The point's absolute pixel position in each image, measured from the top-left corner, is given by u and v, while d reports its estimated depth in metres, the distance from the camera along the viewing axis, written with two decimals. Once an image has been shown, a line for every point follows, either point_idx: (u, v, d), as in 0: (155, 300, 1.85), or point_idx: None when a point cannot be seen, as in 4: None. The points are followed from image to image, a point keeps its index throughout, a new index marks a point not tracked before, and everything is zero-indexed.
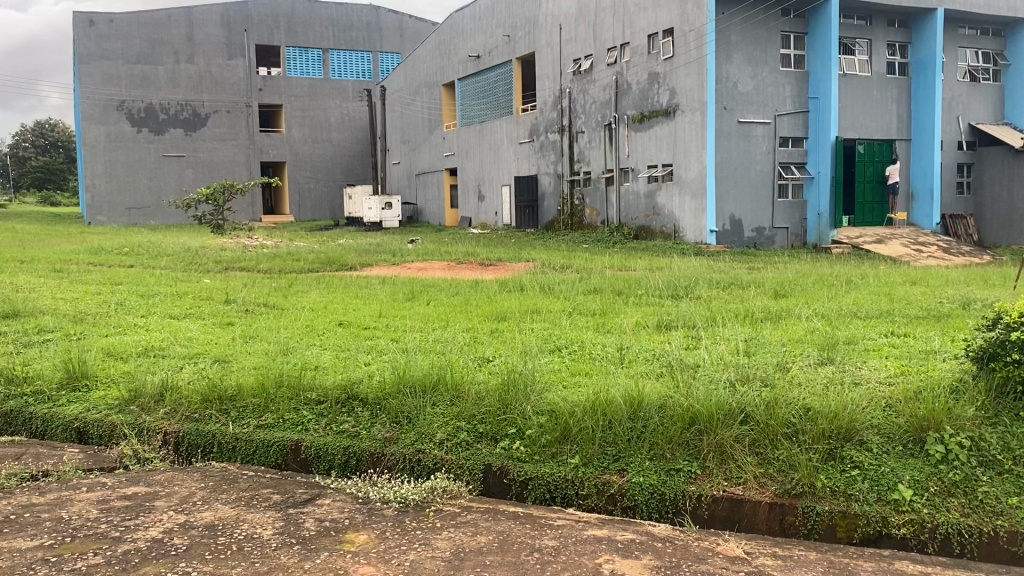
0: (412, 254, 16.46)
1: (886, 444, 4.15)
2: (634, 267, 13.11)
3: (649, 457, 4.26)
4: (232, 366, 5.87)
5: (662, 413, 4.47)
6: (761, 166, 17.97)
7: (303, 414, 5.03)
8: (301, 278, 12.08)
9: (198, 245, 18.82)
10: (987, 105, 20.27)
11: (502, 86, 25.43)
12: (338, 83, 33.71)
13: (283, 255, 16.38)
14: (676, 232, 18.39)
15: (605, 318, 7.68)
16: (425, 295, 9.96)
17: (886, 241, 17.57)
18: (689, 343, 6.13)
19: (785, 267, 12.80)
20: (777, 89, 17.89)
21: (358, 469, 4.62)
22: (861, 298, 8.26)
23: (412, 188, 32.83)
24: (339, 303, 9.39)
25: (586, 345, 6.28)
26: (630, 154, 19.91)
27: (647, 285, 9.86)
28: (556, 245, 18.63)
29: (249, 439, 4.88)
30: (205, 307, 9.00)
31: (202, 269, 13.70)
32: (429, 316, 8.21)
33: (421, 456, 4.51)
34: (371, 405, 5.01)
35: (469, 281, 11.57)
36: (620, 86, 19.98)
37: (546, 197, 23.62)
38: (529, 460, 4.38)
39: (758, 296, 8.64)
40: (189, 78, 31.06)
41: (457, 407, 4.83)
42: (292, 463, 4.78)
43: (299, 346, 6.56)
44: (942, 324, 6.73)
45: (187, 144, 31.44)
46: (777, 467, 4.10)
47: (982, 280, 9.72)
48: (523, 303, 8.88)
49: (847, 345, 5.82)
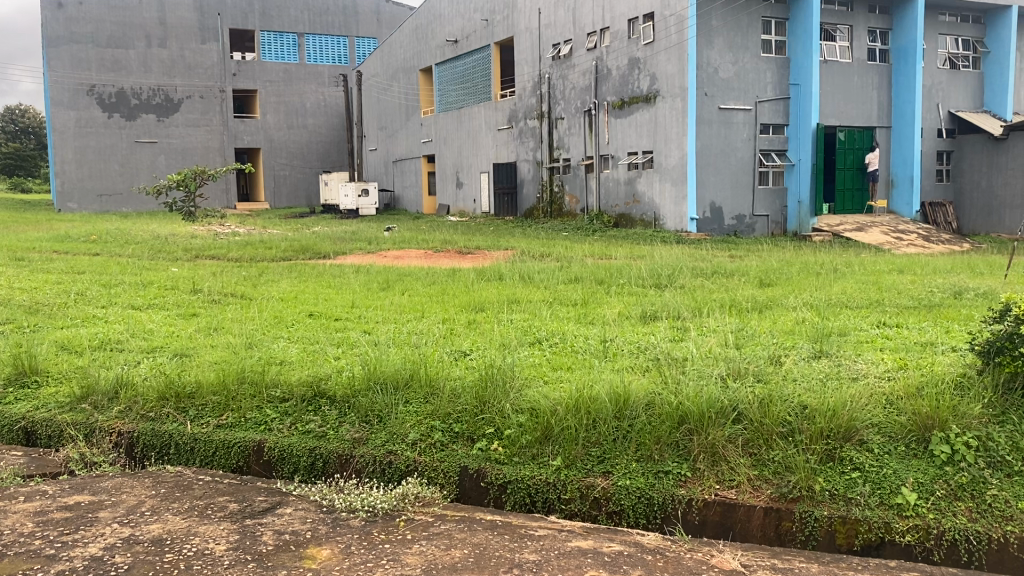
0: (388, 242, 16.10)
1: (888, 444, 3.91)
2: (615, 255, 12.84)
3: (635, 459, 3.99)
4: (191, 361, 5.51)
5: (650, 411, 4.18)
6: (741, 153, 17.73)
7: (266, 413, 4.71)
8: (272, 267, 11.68)
9: (168, 232, 18.33)
10: (966, 92, 20.15)
11: (479, 72, 25.03)
12: (313, 68, 33.11)
13: (255, 243, 15.93)
14: (657, 220, 18.16)
15: (587, 308, 7.42)
16: (400, 285, 9.64)
17: (866, 229, 17.45)
18: (675, 335, 5.86)
19: (768, 254, 12.60)
20: (758, 75, 17.65)
21: (324, 472, 4.33)
22: (847, 288, 8.01)
23: (389, 175, 32.39)
24: (310, 292, 9.05)
25: (568, 337, 6.01)
26: (610, 141, 19.62)
27: (630, 273, 9.60)
28: (535, 233, 18.37)
29: (208, 440, 4.58)
30: (171, 297, 8.63)
31: (170, 257, 13.24)
32: (404, 307, 7.88)
33: (392, 459, 4.22)
34: (339, 403, 4.70)
35: (446, 270, 11.22)
36: (600, 71, 19.67)
37: (525, 184, 23.31)
38: (508, 462, 4.09)
39: (744, 286, 8.38)
40: (162, 62, 30.39)
41: (432, 405, 4.52)
42: (254, 466, 4.49)
43: (264, 339, 6.22)
44: (933, 314, 6.51)
45: (159, 130, 30.73)
46: (772, 470, 3.84)
47: (969, 268, 9.55)
48: (502, 293, 8.58)
49: (840, 338, 5.59)
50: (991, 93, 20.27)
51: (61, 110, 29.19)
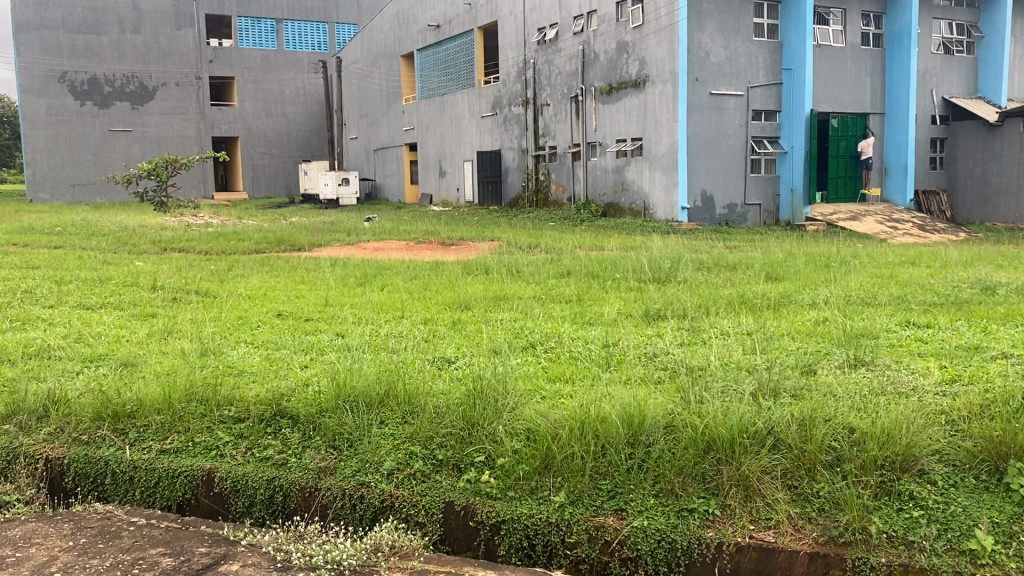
0: (367, 233, 15.37)
1: (954, 475, 3.28)
2: (607, 247, 12.21)
3: (653, 495, 3.36)
4: (136, 372, 4.80)
5: (670, 437, 3.53)
6: (733, 140, 17.09)
7: (218, 436, 4.04)
8: (242, 260, 10.95)
9: (137, 222, 17.53)
10: (960, 79, 19.59)
11: (463, 58, 24.26)
12: (292, 55, 32.22)
13: (229, 234, 15.19)
14: (646, 209, 17.56)
15: (583, 306, 6.79)
16: (379, 279, 8.96)
17: (860, 218, 16.90)
18: (686, 340, 5.21)
19: (768, 245, 11.97)
20: (750, 60, 17.01)
21: (286, 508, 3.73)
22: (861, 282, 7.40)
23: (370, 164, 31.58)
24: (280, 289, 8.34)
25: (565, 340, 5.38)
26: (597, 128, 18.96)
27: (626, 266, 8.95)
28: (521, 223, 17.73)
29: (149, 468, 3.94)
30: (128, 295, 7.90)
31: (137, 250, 12.50)
32: (383, 306, 7.19)
33: (364, 493, 3.61)
34: (303, 424, 4.02)
35: (428, 263, 10.54)
36: (587, 56, 18.98)
37: (510, 173, 22.68)
38: (501, 497, 3.46)
39: (751, 281, 7.76)
40: (136, 49, 29.40)
41: (411, 427, 3.86)
42: (203, 499, 3.87)
43: (224, 346, 5.55)
44: (965, 312, 5.93)
45: (134, 118, 29.68)
46: (818, 507, 3.22)
47: (985, 260, 8.94)
48: (490, 288, 7.94)
49: (870, 341, 5.02)
50: (986, 78, 19.72)
51: (32, 98, 28.19)
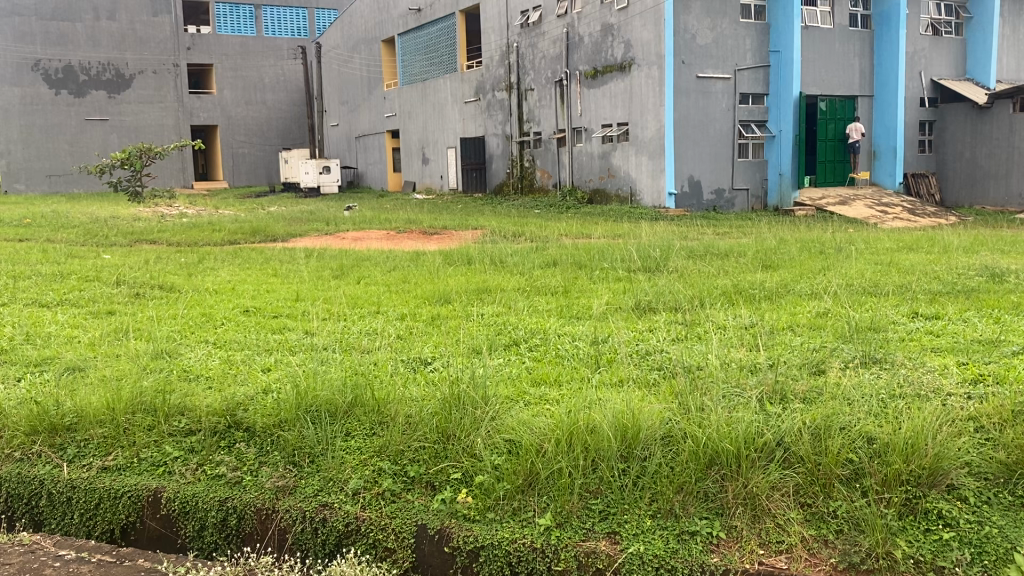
0: (347, 222, 14.94)
1: (987, 492, 2.91)
2: (594, 235, 11.83)
3: (650, 515, 2.98)
4: (85, 377, 4.40)
5: (670, 453, 3.15)
6: (720, 124, 16.70)
7: (166, 451, 3.64)
8: (214, 252, 10.50)
9: (110, 214, 16.96)
10: (949, 60, 19.21)
11: (444, 42, 23.75)
12: (271, 41, 31.58)
13: (203, 225, 14.73)
14: (633, 195, 17.19)
15: (570, 299, 6.41)
16: (356, 271, 8.55)
17: (850, 203, 16.58)
18: (681, 335, 4.85)
19: (762, 231, 11.62)
20: (737, 42, 16.61)
21: (241, 533, 3.34)
22: (861, 269, 7.05)
23: (351, 152, 31.04)
24: (251, 283, 7.91)
25: (551, 337, 5.01)
26: (582, 112, 18.54)
27: (615, 255, 8.59)
28: (505, 211, 17.33)
29: (90, 488, 3.53)
30: (88, 291, 7.45)
31: (106, 243, 12.04)
32: (357, 300, 6.78)
33: (327, 516, 3.22)
34: (260, 437, 3.63)
35: (408, 253, 10.14)
36: (571, 38, 18.54)
37: (494, 160, 22.26)
38: (480, 520, 3.07)
39: (746, 269, 7.41)
40: (111, 36, 28.66)
41: (380, 439, 3.49)
42: (150, 522, 3.47)
43: (181, 347, 5.15)
44: (974, 301, 5.59)
45: (110, 107, 28.95)
46: (836, 529, 2.85)
47: (986, 245, 8.62)
48: (471, 280, 7.54)
49: (877, 335, 4.68)
50: (974, 59, 19.34)
51: (4, 87, 27.43)
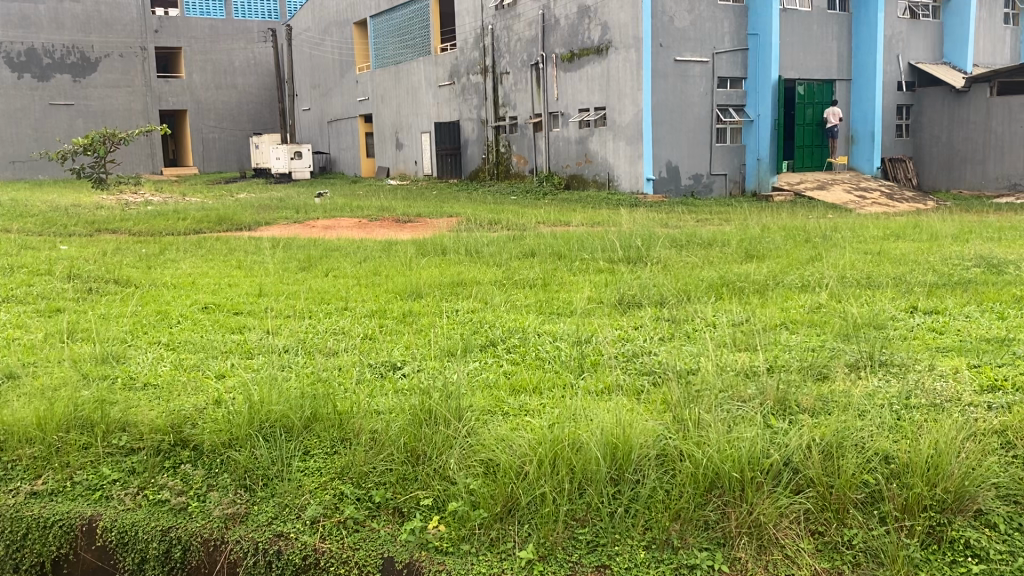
0: (317, 210, 14.49)
1: (1020, 517, 2.60)
2: (572, 222, 11.52)
3: (643, 546, 2.65)
4: (21, 387, 4.00)
5: (668, 477, 2.83)
6: (698, 109, 16.39)
7: (104, 473, 3.26)
8: (177, 242, 10.04)
9: (71, 201, 16.33)
10: (927, 43, 18.97)
11: (418, 24, 23.24)
12: (241, 23, 30.87)
13: (167, 213, 14.23)
14: (611, 181, 16.86)
15: (550, 293, 6.08)
16: (325, 262, 8.15)
17: (828, 188, 16.36)
18: (668, 335, 4.53)
19: (746, 219, 11.33)
20: (715, 25, 16.27)
21: (186, 566, 2.98)
22: (852, 259, 6.77)
23: (323, 137, 30.44)
24: (214, 276, 7.50)
25: (530, 336, 4.68)
26: (559, 96, 18.15)
27: (595, 244, 8.28)
28: (480, 197, 16.95)
29: (17, 517, 3.16)
30: (37, 286, 6.99)
31: (64, 232, 11.52)
32: (324, 294, 6.41)
33: (282, 548, 2.86)
34: (209, 457, 3.27)
35: (379, 242, 9.75)
36: (547, 21, 18.13)
37: (469, 145, 21.85)
38: (454, 551, 2.72)
39: (731, 260, 7.13)
40: (75, 18, 27.84)
41: (344, 458, 3.14)
42: (84, 553, 3.10)
43: (131, 350, 4.75)
44: (974, 294, 5.32)
45: (75, 91, 28.04)
46: (851, 561, 2.54)
47: (976, 232, 8.40)
48: (446, 272, 7.18)
49: (876, 333, 4.39)
50: (951, 43, 19.09)
51: None
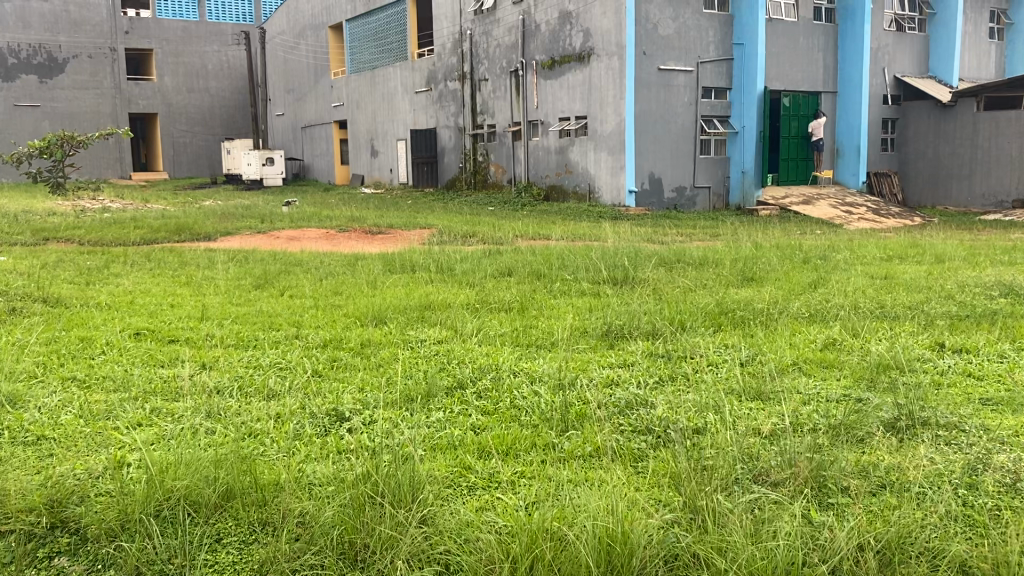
0: (284, 220, 13.70)
1: None
2: (552, 236, 10.94)
3: None
4: None
5: None
6: (683, 119, 15.81)
7: None
8: (128, 254, 9.27)
9: (25, 208, 15.42)
10: (913, 56, 18.51)
11: (394, 29, 22.56)
12: (214, 26, 30.06)
13: (124, 220, 13.45)
14: (592, 192, 16.25)
15: (529, 320, 5.41)
16: (283, 280, 7.43)
17: (814, 202, 15.84)
18: (663, 377, 3.89)
19: (738, 234, 10.76)
20: (700, 33, 15.70)
21: None
22: (860, 284, 6.17)
23: (296, 142, 29.64)
24: (159, 295, 6.74)
25: (503, 377, 4.01)
26: (539, 105, 17.55)
27: (575, 262, 7.64)
28: (456, 208, 16.26)
29: None
30: None
31: (9, 243, 10.68)
32: (274, 319, 5.69)
33: None
34: (95, 546, 2.56)
35: (344, 257, 9.04)
36: (527, 26, 17.52)
37: (446, 153, 21.20)
38: None
39: (726, 283, 6.54)
40: (42, 17, 26.87)
41: (266, 549, 2.47)
42: None
43: (37, 389, 4.02)
44: (1004, 328, 4.74)
45: (42, 92, 27.05)
46: None
47: (978, 255, 7.90)
48: (415, 293, 6.52)
49: (907, 378, 3.78)
50: (937, 57, 18.65)
51: None
